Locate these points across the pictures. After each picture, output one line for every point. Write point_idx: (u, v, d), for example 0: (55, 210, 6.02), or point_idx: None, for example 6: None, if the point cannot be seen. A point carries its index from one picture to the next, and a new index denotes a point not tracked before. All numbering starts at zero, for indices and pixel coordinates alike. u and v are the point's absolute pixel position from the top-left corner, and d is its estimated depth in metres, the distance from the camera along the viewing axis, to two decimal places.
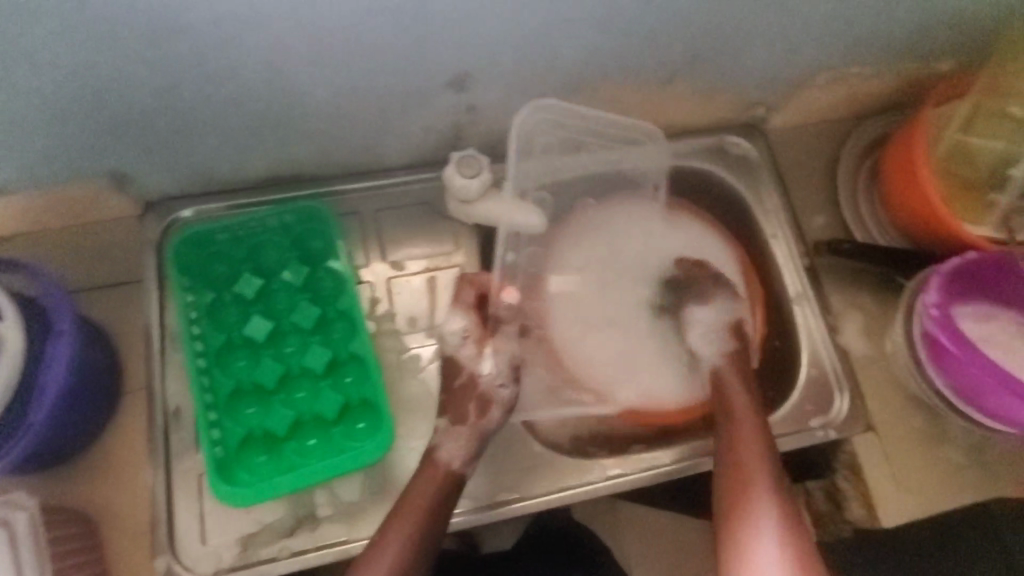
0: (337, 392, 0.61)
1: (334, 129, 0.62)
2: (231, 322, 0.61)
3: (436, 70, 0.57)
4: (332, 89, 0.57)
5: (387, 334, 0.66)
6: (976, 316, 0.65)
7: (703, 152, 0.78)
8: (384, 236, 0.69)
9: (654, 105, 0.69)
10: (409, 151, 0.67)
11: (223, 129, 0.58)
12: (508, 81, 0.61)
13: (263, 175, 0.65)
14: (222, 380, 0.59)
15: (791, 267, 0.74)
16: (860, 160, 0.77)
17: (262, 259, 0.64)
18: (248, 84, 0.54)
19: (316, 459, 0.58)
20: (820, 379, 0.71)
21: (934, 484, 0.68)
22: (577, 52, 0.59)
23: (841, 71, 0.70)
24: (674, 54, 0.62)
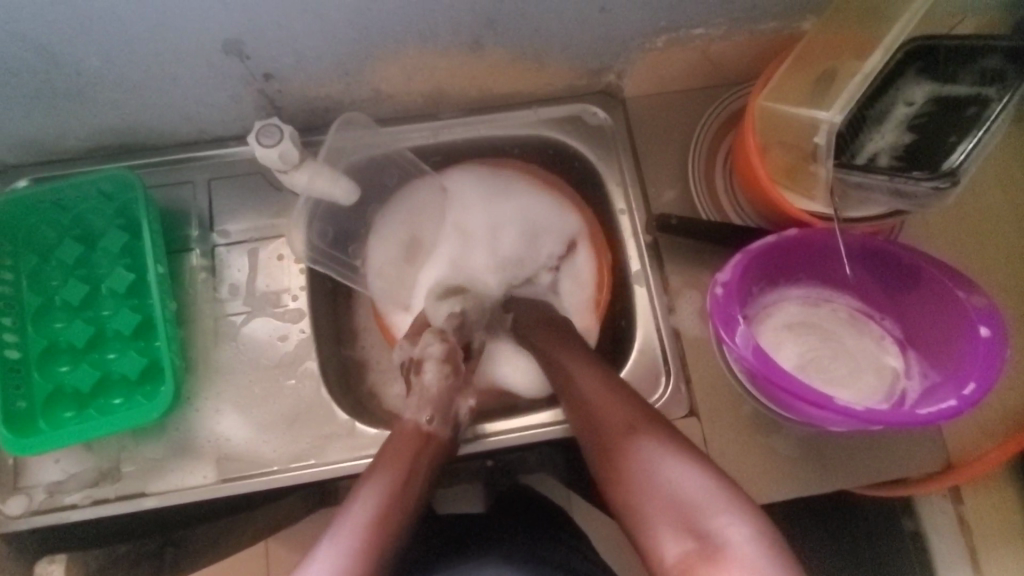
0: (135, 357, 0.63)
1: (134, 99, 0.62)
2: (52, 285, 0.65)
3: (204, 40, 0.56)
4: (101, 61, 0.56)
5: (207, 300, 0.68)
6: (803, 299, 0.61)
7: (555, 121, 0.75)
8: (216, 204, 0.71)
9: (476, 71, 0.67)
10: (233, 121, 0.68)
11: (18, 102, 0.59)
12: (294, 50, 0.59)
13: (92, 144, 0.68)
14: (35, 336, 0.63)
15: (632, 242, 0.71)
16: (724, 130, 0.72)
17: (89, 225, 0.67)
18: (13, 59, 0.54)
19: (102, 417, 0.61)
20: (649, 359, 0.68)
21: (758, 477, 0.63)
22: (352, 20, 0.57)
23: (681, 31, 0.65)
24: (465, 18, 0.59)
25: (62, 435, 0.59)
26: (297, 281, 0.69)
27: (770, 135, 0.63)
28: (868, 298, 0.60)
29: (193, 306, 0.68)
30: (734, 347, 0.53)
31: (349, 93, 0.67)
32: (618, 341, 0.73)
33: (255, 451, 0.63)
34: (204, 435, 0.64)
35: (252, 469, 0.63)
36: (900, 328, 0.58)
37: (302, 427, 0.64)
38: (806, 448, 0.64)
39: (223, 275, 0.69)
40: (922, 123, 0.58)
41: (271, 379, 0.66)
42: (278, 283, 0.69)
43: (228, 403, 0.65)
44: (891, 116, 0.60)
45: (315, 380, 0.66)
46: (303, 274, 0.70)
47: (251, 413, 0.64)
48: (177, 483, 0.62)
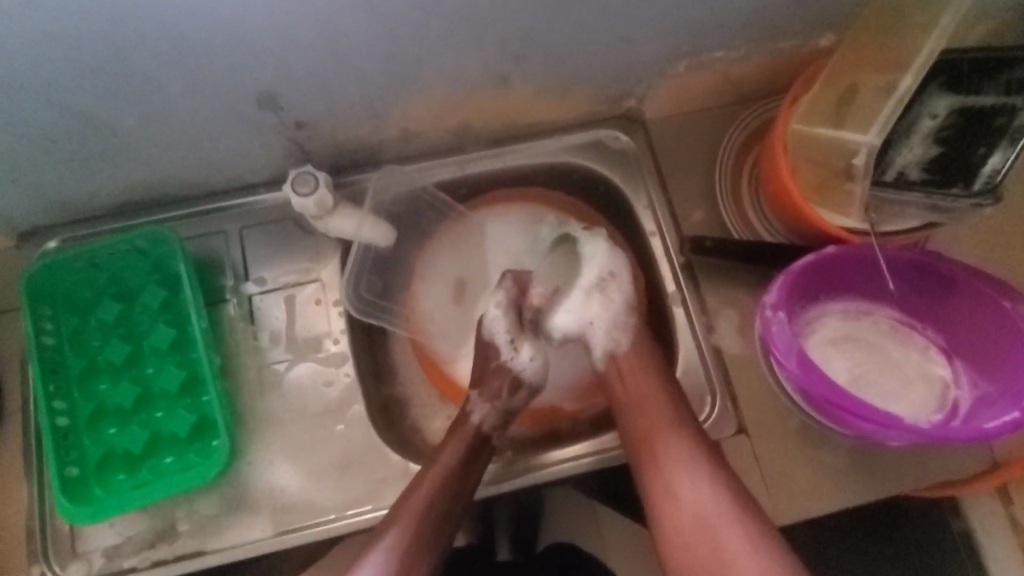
0: (186, 413, 0.63)
1: (166, 154, 0.62)
2: (94, 347, 0.65)
3: (240, 94, 0.56)
4: (139, 119, 0.57)
5: (248, 350, 0.68)
6: (844, 313, 0.62)
7: (578, 147, 0.75)
8: (248, 253, 0.70)
9: (501, 105, 0.67)
10: (261, 169, 0.68)
11: (55, 165, 0.60)
12: (326, 97, 0.59)
13: (123, 201, 0.68)
14: (82, 400, 0.63)
15: (665, 265, 0.72)
16: (746, 147, 0.72)
17: (126, 283, 0.67)
18: (54, 122, 0.55)
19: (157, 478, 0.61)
20: (693, 380, 0.69)
21: (810, 490, 0.64)
22: (384, 65, 0.57)
23: (702, 55, 0.65)
24: (493, 56, 0.59)
25: (118, 500, 0.59)
26: (337, 324, 0.69)
27: (798, 153, 0.64)
28: (908, 309, 0.61)
29: (235, 358, 0.68)
30: (787, 368, 0.54)
31: (376, 134, 0.67)
32: None
33: (311, 500, 0.63)
34: (258, 487, 0.64)
35: (310, 519, 0.62)
36: (942, 336, 0.59)
37: (355, 472, 0.64)
38: (856, 459, 0.64)
39: (262, 324, 0.69)
40: (949, 134, 0.60)
41: (319, 425, 0.66)
42: (317, 329, 0.69)
43: (279, 452, 0.65)
44: (917, 129, 0.61)
45: (364, 423, 0.66)
46: (342, 317, 0.69)
47: (303, 462, 0.64)
48: (235, 538, 0.62)
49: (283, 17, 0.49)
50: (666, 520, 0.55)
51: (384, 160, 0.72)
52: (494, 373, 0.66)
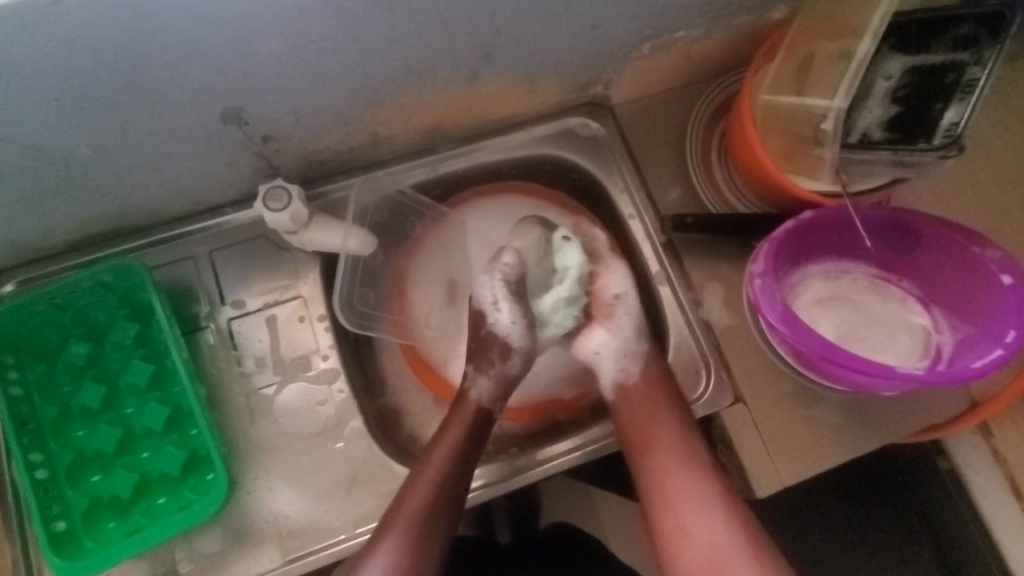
0: (174, 451, 0.60)
1: (125, 182, 0.59)
2: (65, 391, 0.61)
3: (202, 111, 0.54)
4: (93, 148, 0.53)
5: (234, 378, 0.65)
6: (824, 275, 0.64)
7: (549, 138, 0.75)
8: (222, 276, 0.67)
9: (471, 101, 0.66)
10: (227, 188, 0.65)
11: (7, 205, 0.56)
12: (294, 108, 0.57)
13: (81, 236, 0.64)
14: (60, 450, 0.60)
15: (647, 246, 0.72)
16: (713, 122, 0.74)
17: (93, 321, 0.63)
18: (6, 161, 0.51)
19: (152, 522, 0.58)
20: (687, 355, 0.70)
21: (810, 449, 0.66)
22: (352, 70, 0.56)
23: (664, 36, 0.66)
24: (462, 52, 0.58)
25: (113, 551, 0.56)
26: (324, 340, 0.67)
27: (766, 124, 0.65)
28: (884, 264, 0.63)
29: (221, 387, 0.65)
30: (780, 332, 0.56)
31: (346, 141, 0.65)
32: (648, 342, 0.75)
33: (318, 523, 0.61)
34: (260, 517, 0.61)
35: (319, 543, 0.60)
36: (919, 287, 0.62)
37: (362, 489, 0.62)
38: (849, 414, 0.66)
39: (246, 348, 0.66)
40: (904, 95, 0.62)
41: (317, 445, 0.64)
42: (304, 347, 0.67)
43: (279, 479, 0.62)
44: (874, 92, 0.63)
45: (365, 437, 0.64)
46: (329, 332, 0.67)
47: (306, 485, 0.62)
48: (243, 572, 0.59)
49: (245, 30, 0.47)
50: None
51: (356, 167, 0.71)
52: (495, 381, 0.63)
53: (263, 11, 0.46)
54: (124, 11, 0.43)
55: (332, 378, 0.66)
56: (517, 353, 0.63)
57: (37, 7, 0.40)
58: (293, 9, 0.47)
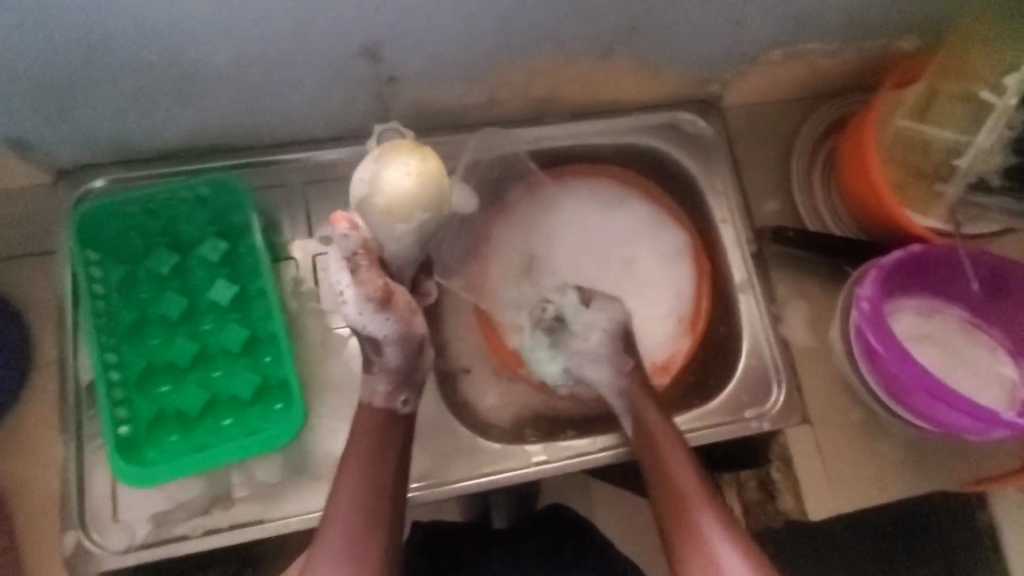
0: (248, 375, 0.59)
1: (243, 97, 0.57)
2: (143, 297, 0.61)
3: (344, 38, 0.52)
4: (229, 57, 0.52)
5: (311, 313, 0.64)
6: (919, 310, 0.63)
7: (653, 128, 0.74)
8: (311, 210, 0.66)
9: (593, 77, 0.65)
10: (335, 121, 0.64)
11: (121, 98, 0.55)
12: (430, 52, 0.56)
13: (182, 144, 0.63)
14: (133, 355, 0.59)
15: (735, 253, 0.72)
16: (820, 139, 0.73)
17: (180, 233, 0.62)
18: (137, 53, 0.50)
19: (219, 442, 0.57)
20: (758, 368, 0.69)
21: (869, 481, 0.65)
22: (498, 25, 0.55)
23: (797, 45, 0.65)
24: (606, 24, 0.57)
25: (178, 463, 0.55)
26: None
27: (887, 151, 0.64)
28: (980, 310, 0.63)
29: (296, 320, 0.64)
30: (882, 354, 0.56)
31: (462, 95, 0.64)
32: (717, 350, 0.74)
33: None
34: (319, 456, 0.60)
35: None
36: (1008, 337, 0.62)
37: None
38: (911, 452, 0.66)
39: (325, 285, 0.65)
40: None
41: None
42: None
43: (342, 421, 0.62)
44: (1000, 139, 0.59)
45: None
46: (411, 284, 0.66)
47: None
48: (295, 508, 0.59)
49: None
50: (713, 507, 0.56)
51: (460, 124, 0.70)
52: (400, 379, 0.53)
53: None
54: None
55: None
56: (389, 345, 0.50)
57: None
58: None
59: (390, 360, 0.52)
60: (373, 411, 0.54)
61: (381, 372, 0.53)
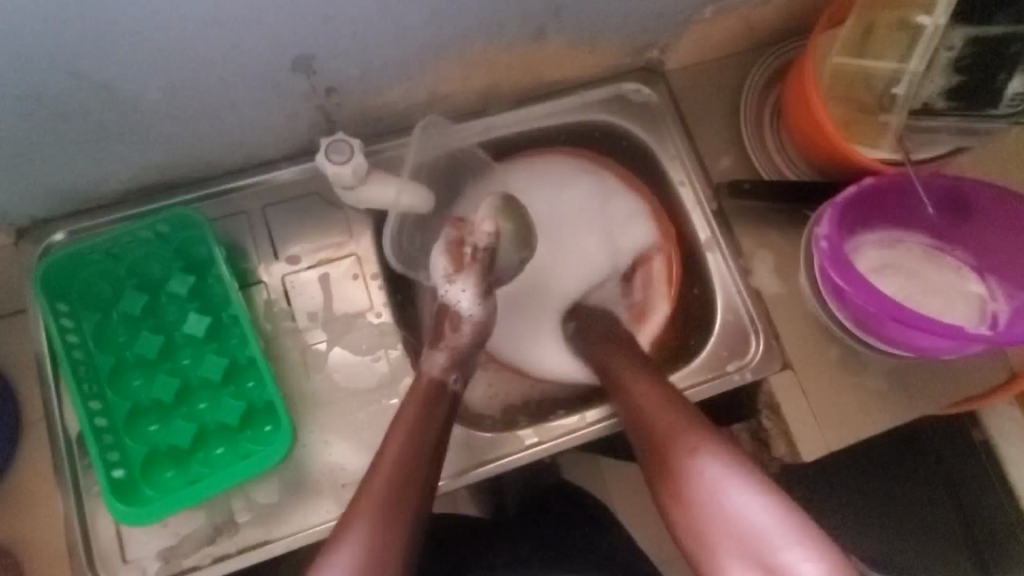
0: (233, 402, 0.60)
1: (187, 128, 0.58)
2: (120, 341, 0.61)
3: (274, 57, 0.53)
4: (163, 89, 0.52)
5: (288, 333, 0.65)
6: (880, 243, 0.64)
7: (600, 103, 0.75)
8: (274, 232, 0.67)
9: (532, 61, 0.66)
10: (283, 140, 0.65)
11: (65, 148, 0.55)
12: (362, 58, 0.56)
13: (135, 185, 0.63)
14: (118, 399, 0.59)
15: (697, 213, 0.73)
16: (767, 89, 0.74)
17: (148, 272, 0.63)
18: (69, 100, 0.50)
19: (213, 472, 0.58)
20: (735, 321, 0.70)
21: (858, 416, 0.66)
22: (426, 21, 0.55)
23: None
24: (534, 8, 0.58)
25: (176, 498, 0.56)
26: (377, 298, 0.67)
27: (828, 91, 0.65)
28: (940, 234, 0.64)
29: (274, 342, 0.65)
30: (845, 291, 0.56)
31: (404, 97, 0.65)
32: (693, 310, 0.75)
33: None
34: (316, 470, 0.61)
35: None
36: (972, 256, 0.63)
37: None
38: (894, 382, 0.67)
39: (297, 302, 0.65)
40: (970, 63, 0.58)
41: (371, 402, 0.64)
42: (357, 304, 0.66)
43: (333, 433, 0.62)
44: (939, 60, 0.59)
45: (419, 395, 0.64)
46: (383, 290, 0.67)
47: (360, 440, 0.62)
48: (298, 524, 0.60)
49: None
50: None
51: (409, 126, 0.70)
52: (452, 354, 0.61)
53: None
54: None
55: (385, 336, 0.66)
56: (468, 322, 0.62)
57: None
58: None
59: (464, 336, 0.62)
60: (429, 381, 0.59)
61: (443, 348, 0.61)
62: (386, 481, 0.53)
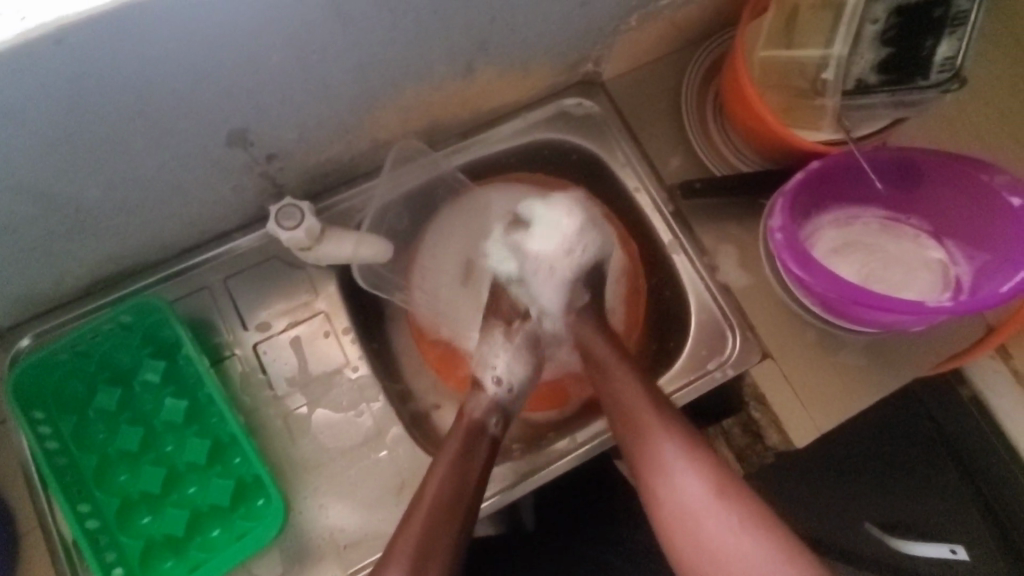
0: (222, 481, 0.60)
1: (134, 218, 0.57)
2: (100, 438, 0.61)
3: (207, 138, 0.52)
4: (103, 189, 0.52)
5: (268, 402, 0.65)
6: (836, 223, 0.64)
7: (544, 121, 0.75)
8: (240, 303, 0.67)
9: (467, 94, 0.66)
10: (233, 212, 0.64)
11: (14, 260, 0.54)
12: (296, 122, 0.56)
13: (92, 279, 0.63)
14: (107, 497, 0.59)
15: (655, 216, 0.73)
16: (706, 83, 0.74)
17: (118, 364, 0.62)
18: (9, 216, 0.50)
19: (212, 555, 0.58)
20: (709, 319, 0.70)
21: (843, 394, 0.67)
22: (352, 77, 0.55)
23: (651, 5, 0.65)
24: (458, 46, 0.57)
25: None
26: (353, 352, 0.67)
27: (762, 81, 0.65)
28: (892, 205, 0.64)
29: (256, 412, 0.64)
30: (805, 281, 0.58)
31: (346, 150, 0.65)
32: (667, 311, 0.75)
33: (373, 534, 0.61)
34: (316, 535, 0.61)
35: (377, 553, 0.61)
36: (926, 223, 0.63)
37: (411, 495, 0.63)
38: (873, 354, 0.68)
39: (272, 369, 0.65)
40: (895, 35, 0.59)
41: (360, 458, 0.64)
42: (333, 361, 0.66)
43: (327, 495, 0.62)
44: (864, 34, 0.60)
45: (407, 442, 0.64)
46: (356, 343, 0.67)
47: (356, 499, 0.62)
48: None
49: (248, 48, 0.46)
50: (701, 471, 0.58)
51: (357, 174, 0.70)
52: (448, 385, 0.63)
53: (264, 29, 0.45)
54: (117, 39, 0.40)
55: (365, 388, 0.66)
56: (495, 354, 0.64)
57: (30, 60, 0.38)
58: (292, 25, 0.46)
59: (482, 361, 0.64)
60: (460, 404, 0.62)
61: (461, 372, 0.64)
62: (419, 506, 0.56)
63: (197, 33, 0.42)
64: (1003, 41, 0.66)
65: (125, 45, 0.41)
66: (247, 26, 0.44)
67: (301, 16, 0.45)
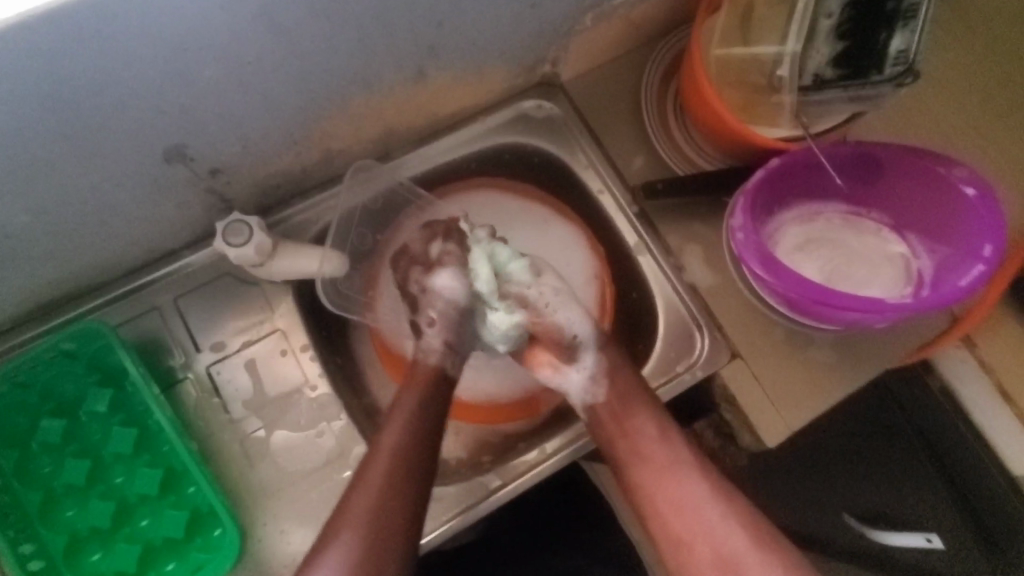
0: (176, 512, 0.57)
1: (69, 241, 0.55)
2: (46, 472, 0.58)
3: (140, 155, 0.50)
4: (30, 212, 0.49)
5: (223, 427, 0.62)
6: (799, 219, 0.64)
7: (505, 125, 0.73)
8: (192, 324, 0.64)
9: (420, 100, 0.64)
10: (180, 230, 0.62)
11: None
12: (238, 136, 0.54)
13: (30, 305, 0.60)
14: (54, 534, 0.56)
15: (620, 218, 0.72)
16: (666, 82, 0.73)
17: (62, 394, 0.59)
18: None
19: None
20: (677, 321, 0.69)
21: (812, 392, 0.66)
22: (294, 87, 0.52)
23: (606, 4, 0.64)
24: (404, 51, 0.55)
25: None
26: (311, 370, 0.64)
27: (719, 79, 0.65)
28: (853, 199, 0.64)
29: (212, 437, 0.62)
30: (767, 281, 0.57)
31: (296, 161, 0.62)
32: (637, 315, 0.74)
33: None
34: (277, 562, 0.60)
35: None
36: (888, 216, 0.63)
37: None
38: (841, 350, 0.67)
39: (228, 392, 0.63)
40: (851, 28, 0.59)
41: (322, 479, 0.61)
42: (291, 380, 0.64)
43: (289, 520, 0.60)
44: (819, 29, 0.59)
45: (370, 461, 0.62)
46: (315, 361, 0.65)
47: (317, 522, 0.60)
48: None
49: (173, 61, 0.44)
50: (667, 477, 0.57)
51: (312, 186, 0.68)
52: None
53: (191, 36, 0.43)
54: (22, 57, 0.37)
55: (326, 408, 0.63)
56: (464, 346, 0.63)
57: None
58: (220, 33, 0.44)
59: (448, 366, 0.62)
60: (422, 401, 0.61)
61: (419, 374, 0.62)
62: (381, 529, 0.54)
63: (115, 44, 0.40)
64: (953, 32, 0.66)
65: (36, 61, 0.38)
66: (171, 35, 0.42)
67: (229, 23, 0.43)
